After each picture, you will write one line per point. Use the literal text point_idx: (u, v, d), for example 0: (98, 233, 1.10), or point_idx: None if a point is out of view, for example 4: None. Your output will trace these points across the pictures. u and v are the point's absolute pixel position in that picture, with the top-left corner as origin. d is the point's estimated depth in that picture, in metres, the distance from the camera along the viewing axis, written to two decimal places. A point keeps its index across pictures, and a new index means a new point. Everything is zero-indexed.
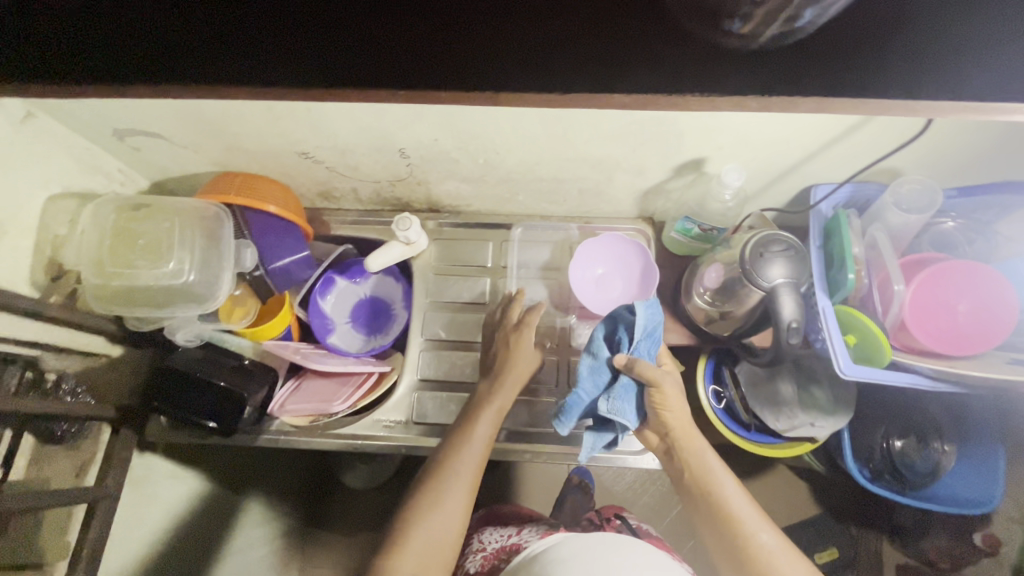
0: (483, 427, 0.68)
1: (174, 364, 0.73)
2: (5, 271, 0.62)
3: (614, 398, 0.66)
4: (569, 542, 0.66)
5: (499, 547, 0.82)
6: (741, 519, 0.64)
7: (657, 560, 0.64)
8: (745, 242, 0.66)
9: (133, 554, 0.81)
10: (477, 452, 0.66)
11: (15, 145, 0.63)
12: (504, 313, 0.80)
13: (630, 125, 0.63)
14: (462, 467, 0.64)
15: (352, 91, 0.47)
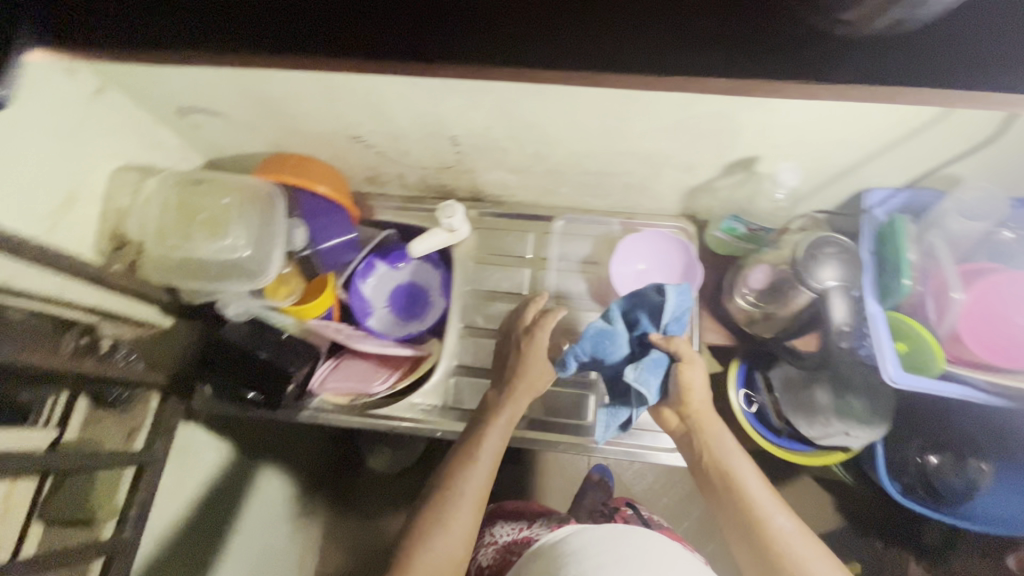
0: (491, 443, 0.68)
1: (223, 336, 0.75)
2: (75, 238, 0.64)
3: (642, 368, 0.67)
4: (581, 533, 0.67)
5: (511, 541, 0.84)
6: (758, 502, 0.63)
7: (667, 550, 0.65)
8: (798, 242, 0.65)
9: (173, 518, 0.84)
10: (486, 468, 0.66)
11: (87, 117, 0.65)
12: (519, 317, 0.79)
13: (688, 119, 0.63)
14: (470, 486, 0.64)
15: (425, 72, 0.47)
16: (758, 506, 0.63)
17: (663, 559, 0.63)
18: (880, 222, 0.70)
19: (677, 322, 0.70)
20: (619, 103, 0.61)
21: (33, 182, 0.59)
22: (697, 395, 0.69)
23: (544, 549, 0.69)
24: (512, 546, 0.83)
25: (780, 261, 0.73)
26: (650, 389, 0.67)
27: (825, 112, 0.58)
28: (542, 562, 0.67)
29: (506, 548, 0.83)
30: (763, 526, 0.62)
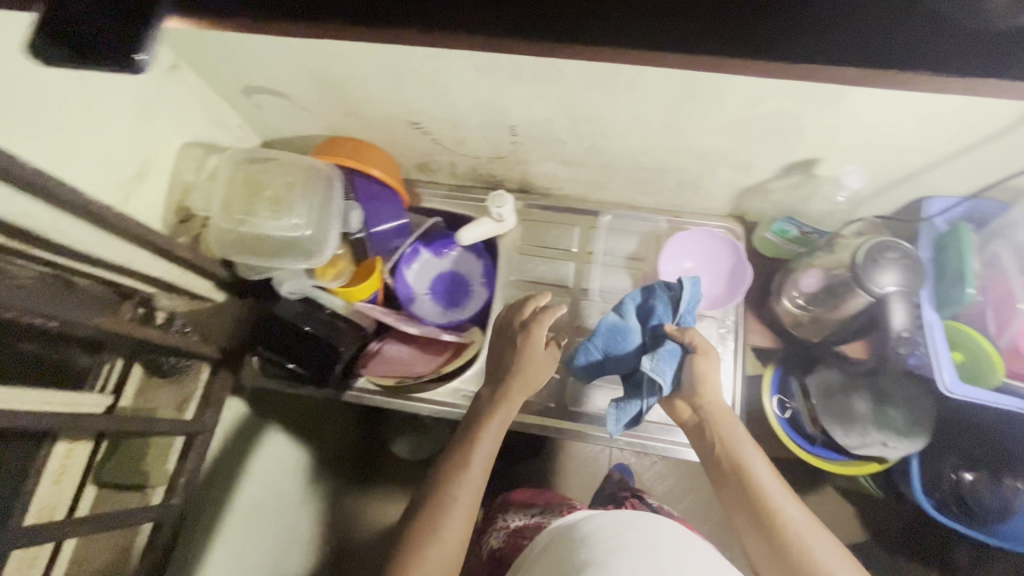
0: (484, 449, 0.67)
1: (277, 312, 0.77)
2: (145, 209, 0.67)
3: (658, 358, 0.68)
4: (592, 519, 0.67)
5: (523, 526, 0.86)
6: (771, 493, 0.63)
7: (677, 533, 0.65)
8: (859, 245, 0.65)
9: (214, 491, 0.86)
10: (478, 474, 0.65)
11: (161, 93, 0.67)
12: (513, 314, 0.76)
13: (755, 117, 0.62)
14: (462, 494, 0.63)
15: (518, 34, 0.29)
16: (770, 498, 0.63)
17: (676, 544, 0.63)
18: (939, 230, 0.69)
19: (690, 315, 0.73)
20: (687, 98, 0.61)
21: (111, 152, 0.60)
22: (712, 385, 0.69)
23: (556, 536, 0.69)
24: (523, 531, 0.85)
25: (833, 265, 0.72)
26: (666, 378, 0.67)
27: (897, 117, 0.58)
28: (555, 548, 0.67)
29: (517, 532, 0.86)
30: (776, 518, 0.61)
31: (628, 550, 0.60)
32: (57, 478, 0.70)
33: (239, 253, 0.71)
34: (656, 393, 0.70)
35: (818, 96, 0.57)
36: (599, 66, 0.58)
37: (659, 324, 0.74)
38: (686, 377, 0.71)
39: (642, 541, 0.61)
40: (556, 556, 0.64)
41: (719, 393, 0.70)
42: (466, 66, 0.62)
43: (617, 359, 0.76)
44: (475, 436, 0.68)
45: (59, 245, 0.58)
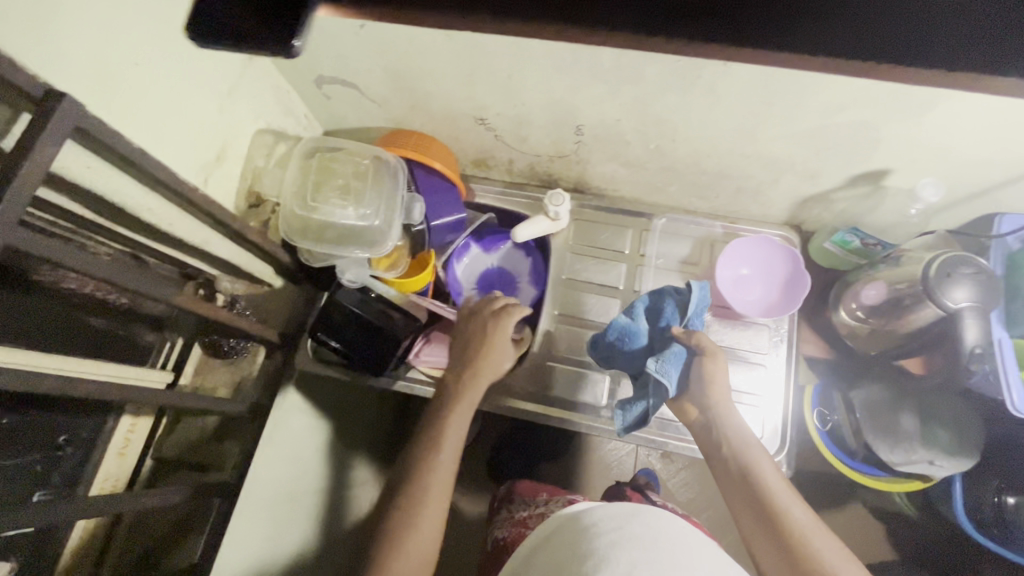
0: (453, 433, 0.68)
1: (340, 301, 0.78)
2: (221, 192, 0.68)
3: (663, 359, 0.69)
4: (592, 511, 0.66)
5: (528, 515, 0.85)
6: (776, 493, 0.64)
7: (679, 528, 0.65)
8: (930, 259, 0.64)
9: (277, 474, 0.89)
10: (450, 459, 0.66)
11: (242, 79, 0.68)
12: (483, 304, 0.78)
13: (831, 126, 0.62)
14: (436, 478, 0.64)
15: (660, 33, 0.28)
16: (776, 498, 0.64)
17: (679, 540, 0.62)
18: (1011, 247, 0.69)
19: (699, 319, 0.74)
20: (765, 104, 0.61)
21: (196, 136, 0.62)
22: (719, 386, 0.70)
23: (555, 527, 0.68)
24: (527, 521, 0.84)
25: (898, 278, 0.72)
26: (670, 379, 0.68)
27: (981, 132, 0.57)
28: (555, 538, 0.66)
29: (521, 521, 0.85)
30: (781, 517, 0.62)
31: (632, 541, 0.59)
32: (121, 450, 0.73)
33: (306, 240, 0.72)
34: (660, 395, 0.70)
35: (904, 107, 0.56)
36: (680, 69, 0.58)
37: (666, 326, 0.75)
38: (694, 377, 0.72)
39: (643, 534, 0.60)
40: (557, 545, 0.64)
41: (724, 394, 0.71)
42: (545, 65, 0.63)
43: (628, 358, 0.76)
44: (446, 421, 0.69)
45: (147, 223, 0.59)
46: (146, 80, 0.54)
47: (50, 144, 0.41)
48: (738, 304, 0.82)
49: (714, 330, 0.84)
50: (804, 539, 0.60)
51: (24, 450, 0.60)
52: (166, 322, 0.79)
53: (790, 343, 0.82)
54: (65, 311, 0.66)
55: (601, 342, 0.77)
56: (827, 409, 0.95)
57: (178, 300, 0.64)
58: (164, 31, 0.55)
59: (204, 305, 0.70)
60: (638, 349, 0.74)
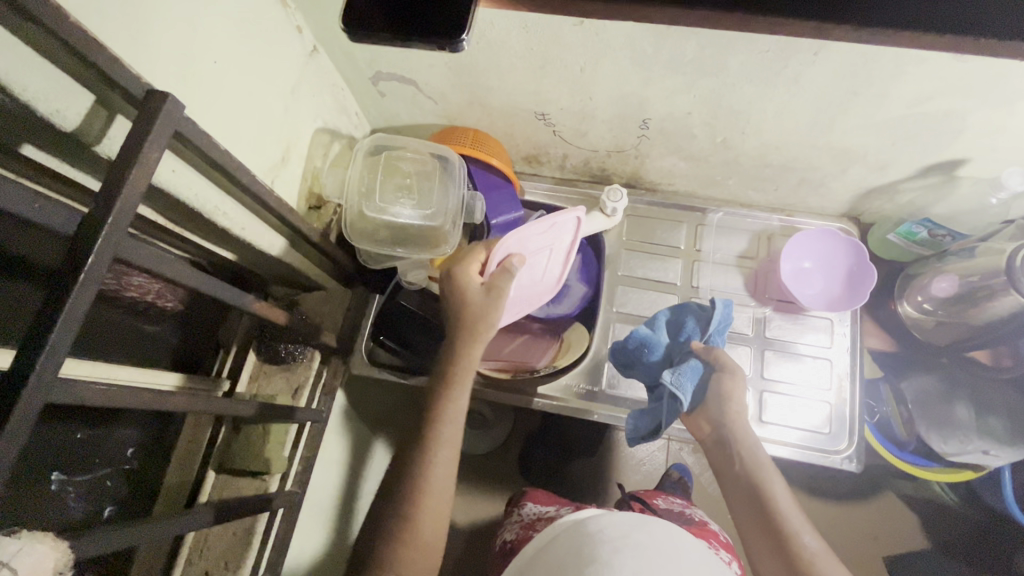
0: (447, 427, 0.62)
1: (403, 301, 0.78)
2: (285, 194, 0.67)
3: (680, 372, 0.69)
4: (598, 518, 0.65)
5: (534, 519, 0.83)
6: (785, 513, 0.63)
7: (684, 541, 0.64)
8: (1012, 249, 0.63)
9: (333, 479, 0.87)
10: (445, 459, 0.61)
11: (304, 76, 0.66)
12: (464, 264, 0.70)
13: (912, 115, 0.61)
14: (432, 482, 0.59)
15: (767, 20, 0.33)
16: (787, 520, 0.62)
17: (682, 552, 0.61)
18: None
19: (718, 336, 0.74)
20: (848, 95, 0.60)
21: (265, 135, 0.60)
22: (737, 404, 0.69)
23: (558, 534, 0.67)
24: (533, 522, 0.82)
25: (971, 271, 0.73)
26: (686, 393, 0.67)
27: None
28: (556, 546, 0.65)
29: (528, 524, 0.83)
30: (790, 540, 0.61)
31: (636, 549, 0.58)
32: (183, 459, 0.71)
33: (370, 241, 0.70)
34: (675, 408, 0.68)
35: (998, 94, 0.56)
36: (767, 60, 0.57)
37: (686, 341, 0.75)
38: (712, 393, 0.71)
39: (650, 544, 0.60)
40: (558, 555, 0.62)
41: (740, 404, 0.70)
42: (623, 58, 0.61)
43: (646, 369, 0.75)
44: (437, 412, 0.62)
45: (219, 229, 0.57)
46: (222, 78, 0.52)
47: (155, 148, 0.39)
48: (800, 297, 0.82)
49: (775, 324, 0.83)
50: (813, 563, 0.58)
51: (95, 466, 0.58)
52: (220, 329, 0.77)
53: (856, 336, 0.81)
54: (129, 322, 0.63)
55: (620, 351, 0.76)
56: (874, 401, 0.92)
57: (251, 306, 0.63)
58: (238, 26, 0.52)
59: (275, 310, 0.70)
60: (656, 361, 0.73)
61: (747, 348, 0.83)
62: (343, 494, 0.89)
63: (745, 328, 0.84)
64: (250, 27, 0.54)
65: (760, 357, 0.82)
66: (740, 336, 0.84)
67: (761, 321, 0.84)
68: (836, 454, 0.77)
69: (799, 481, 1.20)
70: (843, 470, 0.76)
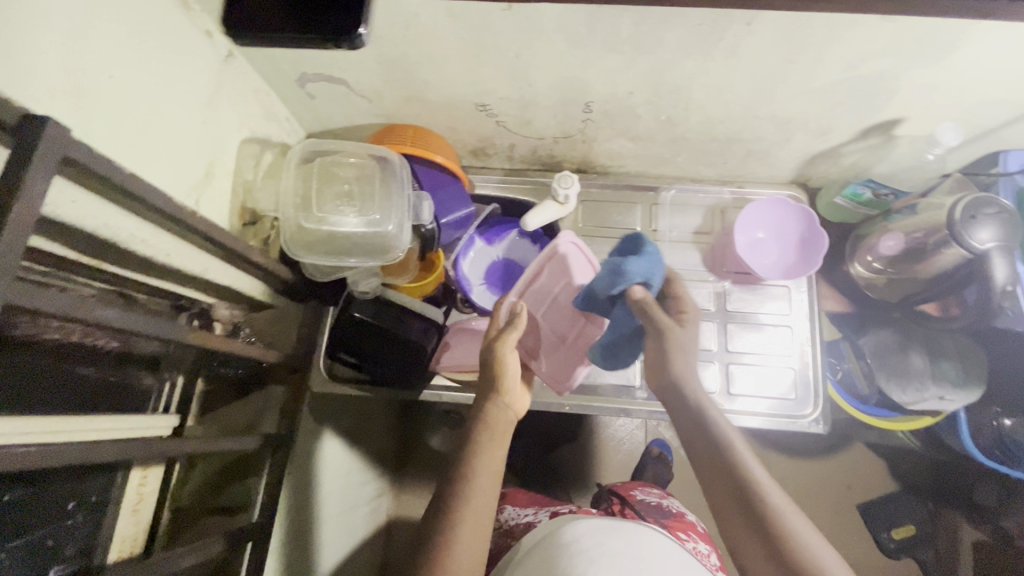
0: (483, 473, 0.59)
1: (354, 313, 0.73)
2: (214, 214, 0.62)
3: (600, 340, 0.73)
4: (574, 525, 0.66)
5: (514, 524, 0.82)
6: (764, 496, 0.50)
7: (659, 541, 0.65)
8: (952, 203, 0.64)
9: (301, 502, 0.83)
10: (484, 503, 0.58)
11: (221, 85, 0.61)
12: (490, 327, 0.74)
13: (847, 77, 0.61)
14: (465, 530, 0.55)
15: None
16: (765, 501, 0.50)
17: (658, 553, 0.62)
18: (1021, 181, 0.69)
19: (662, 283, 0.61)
20: (785, 63, 0.60)
21: (181, 152, 0.56)
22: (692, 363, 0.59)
23: (535, 544, 0.67)
24: (513, 529, 0.82)
25: (913, 228, 0.73)
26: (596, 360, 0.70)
27: (998, 70, 0.58)
28: (533, 557, 0.65)
29: (508, 531, 0.82)
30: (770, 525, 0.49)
31: (611, 561, 0.58)
32: (135, 506, 0.67)
33: (313, 253, 0.66)
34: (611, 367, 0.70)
35: (927, 51, 0.56)
36: (701, 33, 0.56)
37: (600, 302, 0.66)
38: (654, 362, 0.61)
39: (627, 551, 0.60)
40: (535, 565, 0.62)
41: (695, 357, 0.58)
42: (557, 41, 0.59)
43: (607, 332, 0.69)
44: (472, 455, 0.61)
45: (141, 257, 0.53)
46: (123, 94, 0.47)
47: (40, 180, 0.34)
48: (756, 268, 0.82)
49: (734, 297, 0.84)
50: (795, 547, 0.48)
51: (33, 525, 0.53)
52: (162, 361, 0.72)
53: (812, 301, 0.83)
54: (51, 367, 0.57)
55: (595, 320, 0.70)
56: (835, 359, 0.95)
57: (186, 338, 0.59)
58: (134, 35, 0.48)
59: (217, 337, 0.66)
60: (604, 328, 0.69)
61: (710, 323, 0.83)
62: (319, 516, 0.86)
63: (706, 303, 0.84)
64: (148, 35, 0.49)
65: (722, 331, 0.83)
66: (702, 312, 0.84)
67: (721, 295, 0.84)
68: (803, 418, 0.79)
69: (773, 443, 1.22)
70: (812, 432, 0.78)
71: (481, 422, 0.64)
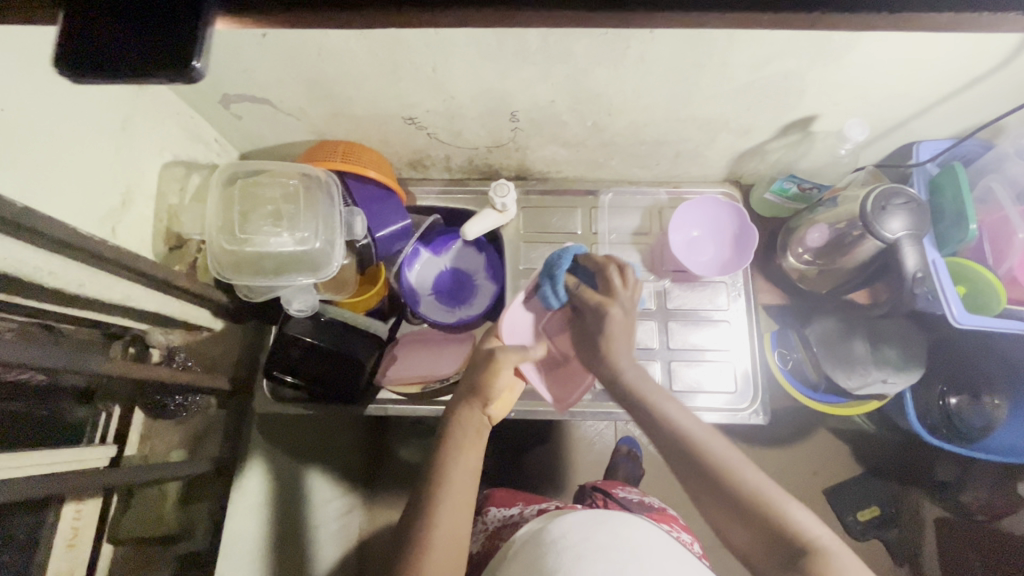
0: (459, 475, 0.60)
1: (292, 332, 0.73)
2: (134, 240, 0.62)
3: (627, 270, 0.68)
4: (559, 522, 0.66)
5: (500, 525, 0.83)
6: (728, 468, 0.54)
7: (646, 532, 0.65)
8: (864, 194, 0.67)
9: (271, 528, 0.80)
10: (462, 498, 0.59)
11: (136, 111, 0.61)
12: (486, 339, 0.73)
13: (756, 79, 0.63)
14: (441, 528, 0.57)
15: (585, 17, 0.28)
16: (727, 468, 0.54)
17: (647, 545, 0.63)
18: (931, 173, 0.73)
19: (568, 291, 0.66)
20: (694, 67, 0.61)
21: (93, 181, 0.55)
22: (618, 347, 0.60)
23: (522, 544, 0.68)
24: (501, 530, 0.82)
25: (837, 218, 0.74)
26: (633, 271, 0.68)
27: (894, 67, 0.60)
28: (521, 555, 0.65)
29: (494, 533, 0.82)
30: (734, 489, 0.53)
31: (594, 553, 0.59)
32: (70, 541, 0.65)
33: (243, 275, 0.66)
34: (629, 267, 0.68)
35: (824, 52, 0.58)
36: (609, 42, 0.57)
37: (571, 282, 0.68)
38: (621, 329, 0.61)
39: (612, 544, 0.61)
40: (523, 562, 0.63)
41: (628, 349, 0.60)
42: (471, 54, 0.60)
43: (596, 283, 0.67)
44: (449, 455, 0.61)
45: (52, 288, 0.52)
46: (20, 127, 0.47)
47: None
48: (693, 266, 0.83)
49: (674, 295, 0.85)
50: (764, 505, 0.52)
51: None
52: (96, 393, 0.70)
53: (748, 296, 0.85)
54: None
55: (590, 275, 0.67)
56: (786, 348, 0.97)
57: (100, 368, 0.58)
58: (28, 66, 0.47)
59: (141, 366, 0.64)
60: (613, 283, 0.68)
61: (651, 322, 0.84)
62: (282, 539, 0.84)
63: (647, 303, 0.85)
64: (44, 65, 0.49)
65: (664, 329, 0.84)
66: (644, 311, 0.85)
67: (662, 294, 0.85)
68: (743, 411, 0.80)
69: (737, 435, 1.24)
70: (753, 424, 0.80)
71: (456, 423, 0.65)
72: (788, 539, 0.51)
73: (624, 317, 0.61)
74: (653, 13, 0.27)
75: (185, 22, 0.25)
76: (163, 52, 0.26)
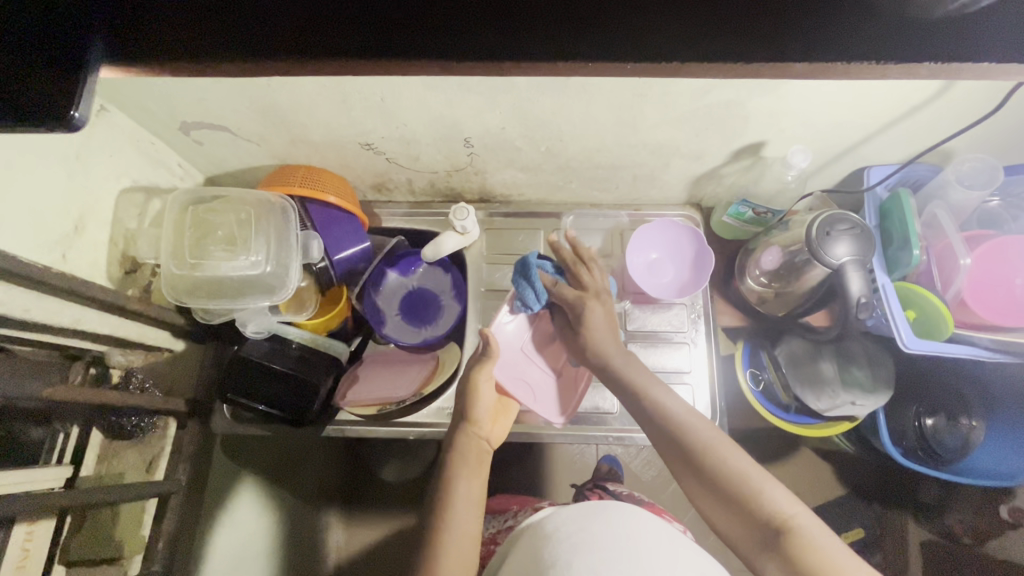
0: (462, 506, 0.60)
1: (248, 355, 0.74)
2: (87, 264, 0.63)
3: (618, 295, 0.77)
4: (556, 516, 0.64)
5: (491, 535, 0.83)
6: (706, 442, 0.54)
7: (648, 518, 0.63)
8: (811, 220, 0.67)
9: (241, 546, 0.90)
10: (468, 527, 0.59)
11: (91, 139, 0.63)
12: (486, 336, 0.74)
13: (698, 107, 0.64)
14: (450, 556, 0.57)
15: (463, 64, 0.29)
16: (700, 443, 0.54)
17: (648, 530, 0.61)
18: (880, 197, 0.73)
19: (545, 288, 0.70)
20: (636, 96, 0.62)
21: (42, 209, 0.56)
22: (603, 338, 0.63)
23: (523, 537, 0.66)
24: (494, 536, 0.82)
25: (789, 242, 0.74)
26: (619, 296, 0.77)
27: (831, 97, 0.61)
28: (520, 547, 0.64)
29: (488, 539, 0.83)
30: (709, 465, 0.53)
31: (593, 542, 0.57)
32: (19, 563, 0.62)
33: (197, 299, 0.68)
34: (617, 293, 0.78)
35: (759, 85, 0.59)
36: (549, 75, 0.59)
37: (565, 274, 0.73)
38: (608, 321, 0.64)
39: (608, 532, 0.59)
40: (521, 556, 0.62)
41: (614, 342, 0.63)
42: (417, 85, 0.61)
43: None
44: (448, 483, 0.61)
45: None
46: None
47: None
48: (654, 288, 0.83)
49: (635, 317, 0.86)
50: (743, 483, 0.52)
51: None
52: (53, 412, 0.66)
53: (705, 318, 0.86)
54: None
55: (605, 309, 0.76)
56: (756, 368, 0.96)
57: (43, 392, 0.56)
58: None
59: (92, 390, 0.63)
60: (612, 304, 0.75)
61: None
62: (251, 549, 0.92)
63: None
64: None
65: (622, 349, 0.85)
66: None
67: (622, 315, 0.85)
68: None
69: None
70: None
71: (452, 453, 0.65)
72: (765, 521, 0.50)
73: (604, 314, 0.65)
74: (526, 63, 0.28)
75: (71, 75, 0.27)
76: (63, 82, 0.27)
